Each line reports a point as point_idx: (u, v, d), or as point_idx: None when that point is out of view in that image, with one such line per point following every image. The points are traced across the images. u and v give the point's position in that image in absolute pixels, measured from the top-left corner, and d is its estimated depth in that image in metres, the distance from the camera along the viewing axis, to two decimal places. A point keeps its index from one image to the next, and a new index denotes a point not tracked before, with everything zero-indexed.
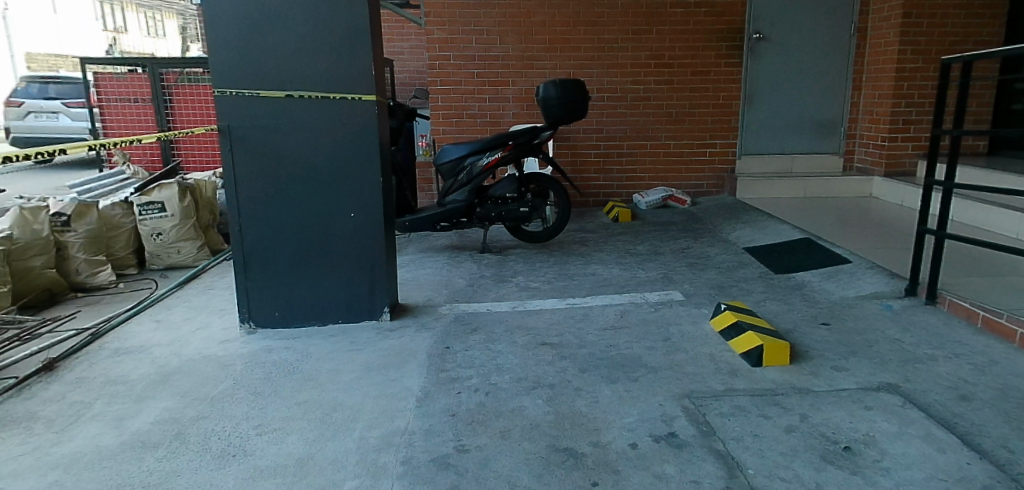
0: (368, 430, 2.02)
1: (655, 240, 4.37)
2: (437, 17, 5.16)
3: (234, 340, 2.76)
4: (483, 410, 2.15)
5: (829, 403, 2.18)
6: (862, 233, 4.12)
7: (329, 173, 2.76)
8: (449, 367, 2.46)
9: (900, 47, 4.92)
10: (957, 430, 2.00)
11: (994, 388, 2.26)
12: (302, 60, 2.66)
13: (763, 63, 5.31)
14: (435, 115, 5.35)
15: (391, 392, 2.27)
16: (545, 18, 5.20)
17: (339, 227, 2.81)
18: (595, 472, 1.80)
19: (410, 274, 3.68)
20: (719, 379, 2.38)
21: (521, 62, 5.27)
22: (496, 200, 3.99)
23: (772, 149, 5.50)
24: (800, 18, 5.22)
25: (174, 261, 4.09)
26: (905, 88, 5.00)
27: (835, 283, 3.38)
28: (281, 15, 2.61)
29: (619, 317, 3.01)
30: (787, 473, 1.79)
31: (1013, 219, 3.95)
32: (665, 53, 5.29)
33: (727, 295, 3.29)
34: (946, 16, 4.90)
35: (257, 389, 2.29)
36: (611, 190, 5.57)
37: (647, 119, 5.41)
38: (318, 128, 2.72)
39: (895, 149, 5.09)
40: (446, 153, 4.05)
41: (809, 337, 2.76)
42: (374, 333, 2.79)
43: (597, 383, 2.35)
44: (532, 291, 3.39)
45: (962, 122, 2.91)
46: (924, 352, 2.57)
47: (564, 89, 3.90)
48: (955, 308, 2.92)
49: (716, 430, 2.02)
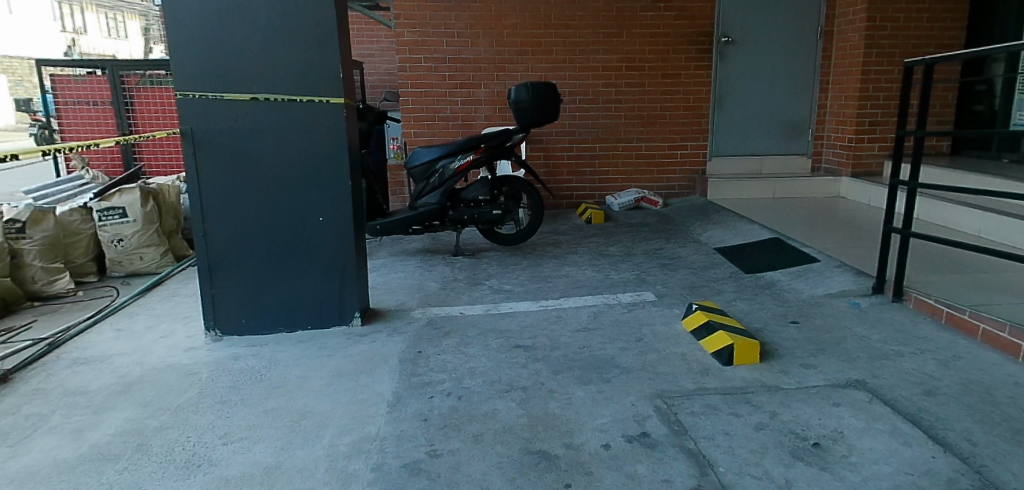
0: (338, 437, 1.99)
1: (628, 241, 4.40)
2: (407, 19, 5.14)
3: (200, 348, 2.70)
4: (456, 414, 2.14)
5: (798, 400, 2.21)
6: (829, 233, 4.20)
7: (297, 176, 2.73)
8: (422, 371, 2.45)
9: (865, 51, 5.03)
10: (922, 424, 2.04)
11: (957, 383, 2.31)
12: (269, 61, 2.62)
13: (732, 66, 5.39)
14: (407, 118, 5.33)
15: (361, 398, 2.24)
16: (517, 21, 5.21)
17: (307, 232, 2.77)
18: (569, 474, 1.81)
19: (382, 279, 3.65)
20: (691, 379, 2.40)
21: (493, 65, 5.27)
22: (468, 203, 3.99)
23: (741, 150, 5.59)
24: (768, 21, 5.31)
25: (137, 268, 4.00)
26: (870, 90, 5.11)
27: (804, 281, 3.44)
28: (246, 14, 2.57)
29: (592, 318, 3.03)
30: (757, 470, 1.81)
31: (976, 217, 4.06)
32: (636, 56, 5.33)
33: (699, 295, 3.33)
34: (909, 20, 5.02)
35: (223, 397, 2.25)
36: (584, 192, 5.60)
37: (618, 122, 5.45)
38: (284, 131, 2.68)
39: (861, 150, 5.20)
40: (417, 156, 4.04)
41: (778, 335, 2.80)
42: (344, 338, 2.76)
43: (571, 384, 2.36)
44: (505, 294, 3.39)
45: (925, 124, 2.98)
46: (890, 349, 2.62)
47: (536, 92, 3.91)
48: (921, 305, 2.99)
49: (688, 429, 2.04)
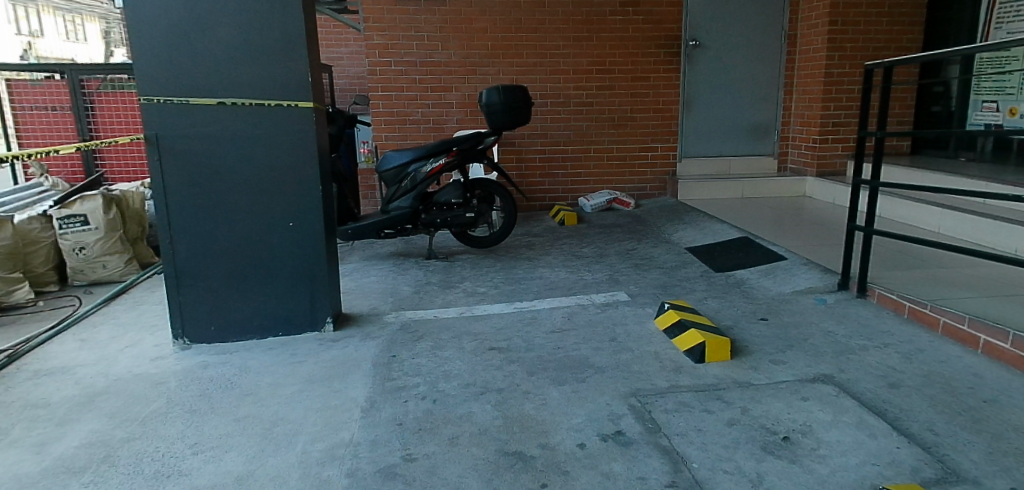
0: (311, 444, 1.97)
1: (601, 243, 4.44)
2: (376, 23, 5.12)
3: (167, 357, 2.65)
4: (431, 417, 2.13)
5: (768, 395, 2.26)
6: (796, 231, 4.29)
7: (266, 182, 2.69)
8: (396, 376, 2.43)
9: (827, 54, 5.16)
10: (887, 416, 2.10)
11: (920, 375, 2.38)
12: (236, 64, 2.59)
13: (699, 68, 5.48)
14: (378, 122, 5.30)
15: (334, 404, 2.22)
16: (486, 25, 5.22)
17: (277, 238, 2.74)
18: (545, 474, 1.82)
19: (354, 283, 3.62)
20: (664, 377, 2.43)
21: (464, 68, 5.27)
22: (441, 206, 3.97)
23: (710, 151, 5.69)
24: (733, 25, 5.42)
25: (100, 276, 3.91)
26: (833, 92, 5.23)
27: (772, 279, 3.51)
28: (210, 18, 2.53)
29: (567, 319, 3.04)
30: (729, 465, 1.85)
31: (935, 214, 4.19)
32: (606, 59, 5.38)
33: (671, 295, 3.37)
34: (870, 24, 5.16)
35: (192, 407, 2.20)
36: (557, 194, 5.63)
37: (590, 125, 5.50)
38: (252, 136, 2.65)
39: (826, 151, 5.33)
40: (389, 159, 4.02)
41: (747, 332, 2.85)
42: (316, 344, 2.73)
43: (545, 385, 2.37)
44: (479, 296, 3.39)
45: (885, 124, 3.07)
46: (856, 343, 2.69)
47: (507, 95, 3.92)
48: (884, 300, 3.08)
49: (662, 426, 2.06)
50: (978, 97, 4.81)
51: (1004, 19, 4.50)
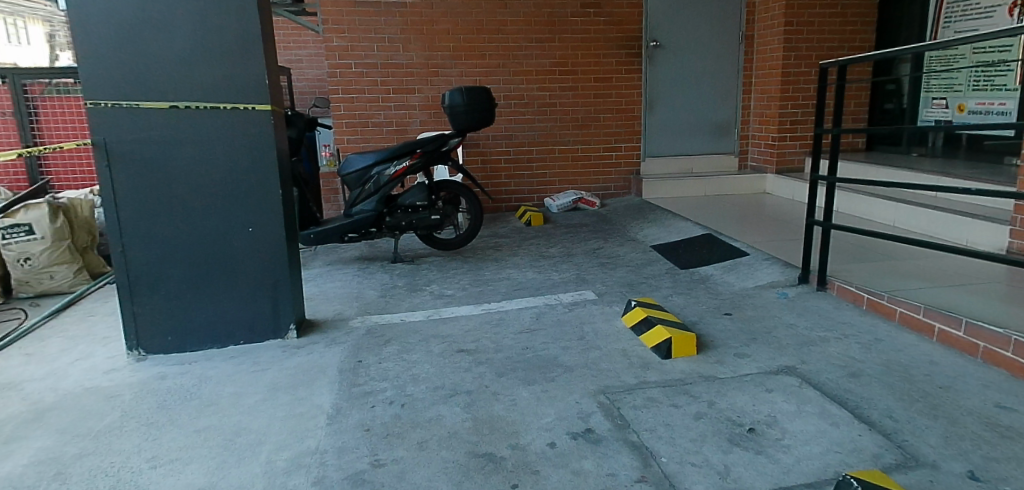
0: (276, 453, 1.93)
1: (567, 242, 4.46)
2: (336, 25, 5.05)
3: (122, 369, 2.56)
4: (399, 422, 2.11)
5: (733, 388, 2.29)
6: (757, 227, 4.39)
7: (223, 187, 2.63)
8: (362, 381, 2.40)
9: (783, 54, 5.29)
10: (848, 404, 2.16)
11: (879, 364, 2.45)
12: (190, 66, 2.52)
13: (660, 69, 5.57)
14: (339, 125, 5.24)
15: (299, 411, 2.17)
16: (448, 27, 5.20)
17: (236, 244, 2.68)
18: (515, 474, 1.81)
19: (318, 289, 3.55)
20: (632, 373, 2.45)
21: (426, 70, 5.25)
22: (406, 209, 3.94)
23: (673, 150, 5.77)
24: (693, 26, 5.51)
25: (48, 287, 3.78)
26: (790, 91, 5.37)
27: (735, 274, 3.57)
28: (162, 20, 2.47)
29: (535, 318, 3.05)
30: (697, 458, 1.87)
31: (890, 208, 4.33)
32: (568, 60, 5.42)
33: (638, 292, 3.41)
34: (823, 24, 5.31)
35: (149, 419, 2.14)
36: (523, 195, 5.65)
37: (554, 125, 5.53)
38: (207, 140, 2.59)
39: (784, 148, 5.46)
40: (351, 163, 3.96)
41: (713, 327, 2.90)
42: (279, 351, 2.68)
43: (515, 386, 2.36)
44: (447, 299, 3.37)
45: (841, 121, 3.15)
46: (818, 335, 2.75)
47: (471, 96, 3.91)
48: (843, 292, 3.17)
49: (630, 422, 2.08)
50: (928, 94, 4.99)
51: (951, 19, 4.67)
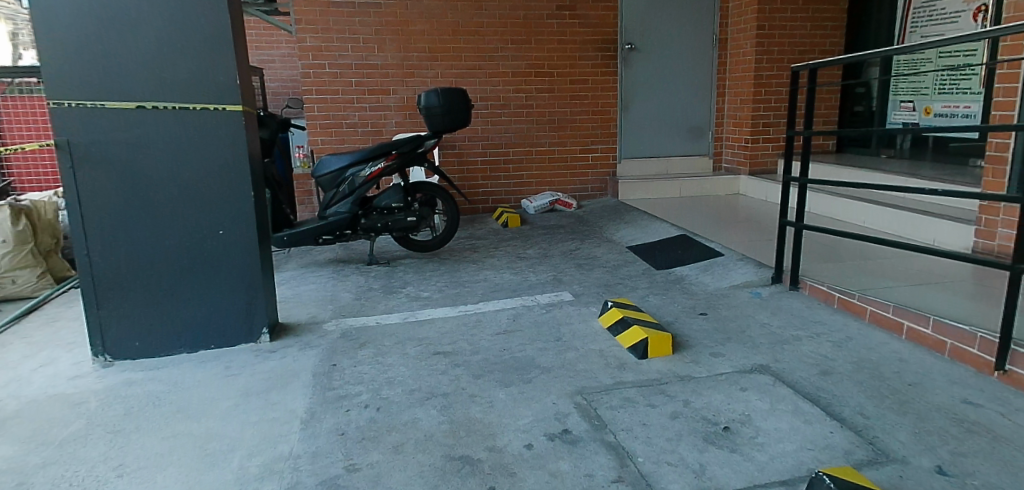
0: (247, 459, 1.89)
1: (544, 244, 4.46)
2: (309, 25, 5.00)
3: (87, 375, 2.49)
4: (375, 426, 2.09)
5: (708, 388, 2.32)
6: (731, 228, 4.44)
7: (192, 188, 2.58)
8: (337, 385, 2.37)
9: (756, 57, 5.37)
10: (820, 402, 2.19)
11: (849, 362, 2.50)
12: (155, 66, 2.47)
13: (635, 72, 5.61)
14: (313, 126, 5.19)
15: (271, 416, 2.14)
16: (424, 28, 5.18)
17: (206, 247, 2.63)
18: (492, 477, 1.80)
19: (292, 292, 3.51)
20: (609, 374, 2.46)
21: (401, 71, 5.22)
22: (381, 211, 3.91)
23: (648, 152, 5.83)
24: (667, 29, 5.57)
25: (9, 292, 3.67)
26: (762, 94, 5.45)
27: (710, 275, 3.61)
28: (128, 18, 2.42)
29: (512, 320, 3.04)
30: (673, 457, 1.88)
31: (860, 209, 4.42)
32: (544, 62, 5.43)
33: (614, 293, 3.42)
34: (794, 29, 5.40)
35: (116, 426, 2.08)
36: (500, 196, 5.65)
37: (530, 127, 5.54)
38: (175, 140, 2.54)
39: (757, 150, 5.54)
40: (325, 164, 3.92)
41: (688, 327, 2.93)
42: (252, 355, 2.64)
43: (492, 388, 2.36)
44: (423, 301, 3.35)
45: (811, 123, 3.20)
46: (790, 334, 2.80)
47: (446, 98, 3.90)
48: (815, 291, 3.22)
49: (607, 423, 2.09)
50: (896, 97, 5.11)
51: (917, 25, 4.79)
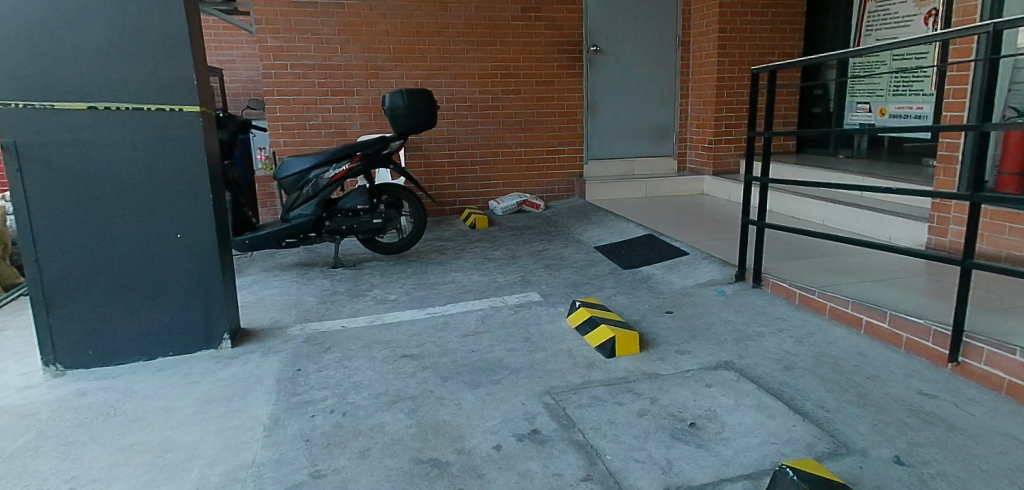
0: (209, 468, 1.85)
1: (512, 245, 4.46)
2: (270, 25, 4.92)
3: (36, 386, 2.40)
4: (341, 431, 2.06)
5: (674, 385, 2.35)
6: (696, 227, 4.52)
7: (148, 191, 2.51)
8: (301, 390, 2.33)
9: (718, 59, 5.47)
10: (783, 396, 2.24)
11: (811, 357, 2.56)
12: (107, 65, 2.40)
13: (600, 73, 5.66)
14: (275, 127, 5.10)
15: (233, 424, 2.09)
16: (388, 28, 5.14)
17: (162, 251, 2.56)
18: (461, 479, 1.79)
19: (254, 296, 3.44)
20: (577, 373, 2.47)
21: (365, 72, 5.17)
22: (346, 213, 3.86)
23: (614, 153, 5.88)
24: (631, 31, 5.63)
25: None
26: (724, 95, 5.55)
27: (676, 274, 3.66)
28: (78, 16, 2.34)
29: (480, 321, 3.03)
30: (640, 454, 1.90)
31: (820, 207, 4.53)
32: (510, 63, 5.44)
33: (582, 293, 3.45)
34: (755, 31, 5.51)
35: (69, 438, 2.01)
36: (467, 198, 5.63)
37: (497, 128, 5.54)
38: (130, 142, 2.46)
39: (720, 151, 5.64)
40: (288, 166, 3.86)
41: (655, 325, 2.96)
42: (212, 362, 2.58)
43: (460, 390, 2.34)
44: (390, 303, 3.32)
45: (771, 124, 3.27)
46: (754, 330, 2.85)
47: (411, 99, 3.87)
48: (777, 288, 3.29)
49: (576, 422, 2.10)
50: (853, 99, 5.26)
51: (872, 28, 4.94)
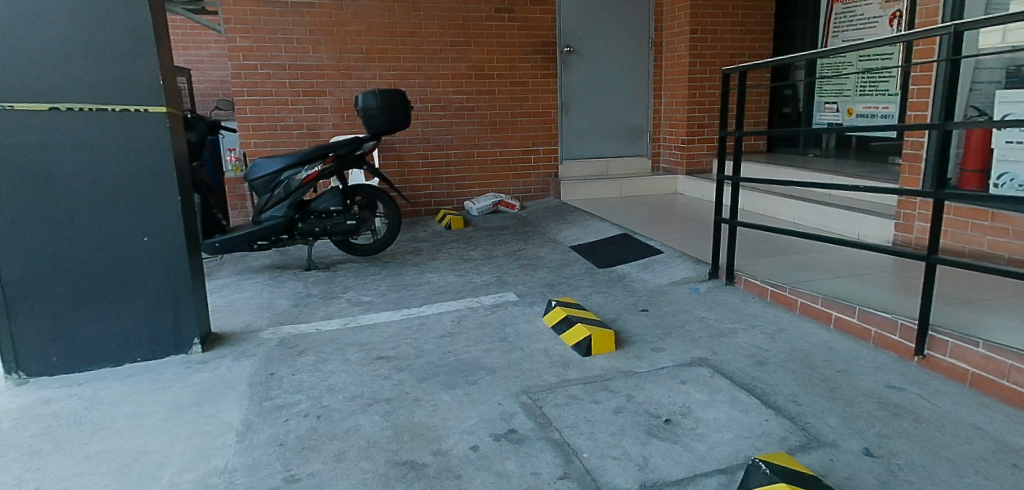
0: (180, 475, 1.81)
1: (488, 245, 4.46)
2: (239, 25, 4.85)
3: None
4: (315, 434, 2.03)
5: (649, 382, 2.37)
6: (670, 226, 4.56)
7: (113, 194, 2.46)
8: (274, 394, 2.30)
9: (690, 60, 5.54)
10: (756, 391, 2.28)
11: (782, 352, 2.61)
12: (70, 65, 2.33)
13: (574, 74, 5.70)
14: (245, 128, 5.03)
15: (205, 430, 2.05)
16: (360, 28, 5.10)
17: (129, 255, 2.50)
18: (438, 481, 1.79)
19: (226, 300, 3.38)
20: (553, 372, 2.48)
21: (338, 72, 5.12)
22: (319, 214, 3.82)
23: (589, 153, 5.92)
24: (604, 32, 5.67)
25: None
26: (696, 96, 5.63)
27: (651, 272, 3.70)
28: (38, 14, 2.27)
29: (456, 322, 3.03)
30: (616, 451, 1.91)
31: (790, 205, 4.62)
32: (484, 64, 5.44)
33: (558, 292, 3.46)
34: (725, 33, 5.59)
35: (33, 447, 1.96)
36: (442, 199, 5.62)
37: (472, 128, 5.54)
38: (94, 143, 2.41)
39: (693, 150, 5.71)
40: (259, 167, 3.80)
41: (630, 323, 2.99)
42: (182, 367, 2.53)
43: (436, 391, 2.34)
44: (365, 305, 3.29)
45: (742, 124, 3.32)
46: (727, 327, 2.90)
47: (385, 100, 3.84)
48: (749, 285, 3.34)
49: (552, 420, 2.10)
50: (821, 99, 5.37)
51: (839, 30, 5.05)
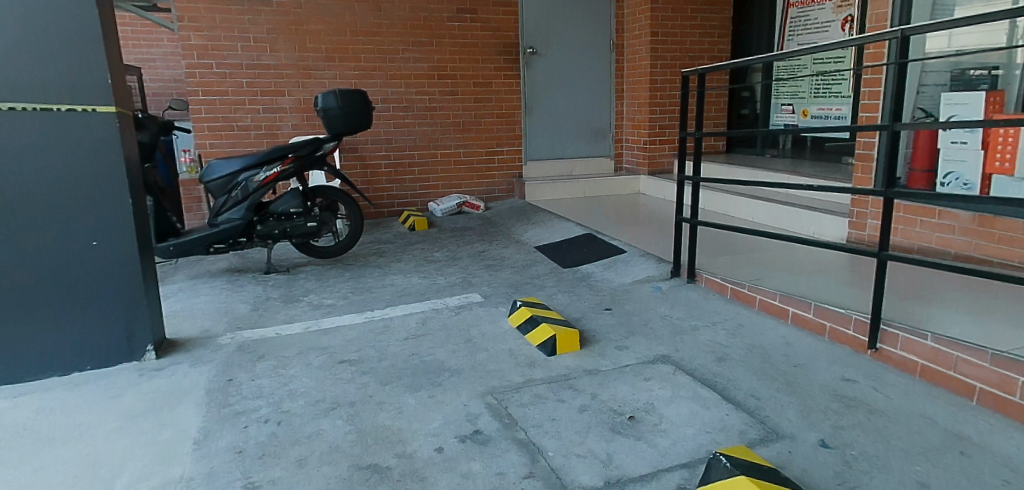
0: (133, 485, 1.75)
1: (452, 246, 4.45)
2: (193, 23, 4.73)
3: None
4: (276, 440, 1.99)
5: (613, 380, 2.39)
6: (632, 225, 4.63)
7: (60, 196, 2.37)
8: (233, 401, 2.24)
9: (651, 62, 5.62)
10: (716, 386, 2.32)
11: (742, 348, 2.66)
12: (11, 63, 2.23)
13: (537, 75, 5.72)
14: (201, 128, 4.90)
15: (160, 438, 1.99)
16: (320, 28, 5.03)
17: (77, 259, 2.41)
18: (402, 483, 1.77)
19: (182, 305, 3.28)
20: (518, 372, 2.49)
21: (297, 72, 5.04)
22: (278, 216, 3.74)
23: (553, 154, 5.96)
24: (566, 34, 5.72)
25: None
26: (658, 97, 5.71)
27: (614, 271, 3.74)
28: None
29: (420, 324, 3.00)
30: (581, 449, 1.93)
31: (748, 205, 4.73)
32: (447, 65, 5.42)
33: (523, 292, 3.47)
34: (685, 36, 5.69)
35: None
36: (405, 200, 5.58)
37: (435, 129, 5.51)
38: (38, 144, 2.31)
39: (655, 151, 5.80)
40: (215, 169, 3.71)
41: (595, 322, 3.01)
42: (136, 375, 2.44)
43: (401, 394, 2.32)
44: (327, 309, 3.24)
45: (700, 125, 3.39)
46: (689, 324, 2.95)
47: (346, 100, 3.80)
48: (710, 283, 3.41)
49: (517, 420, 2.11)
50: (777, 101, 5.52)
51: (794, 34, 5.19)
